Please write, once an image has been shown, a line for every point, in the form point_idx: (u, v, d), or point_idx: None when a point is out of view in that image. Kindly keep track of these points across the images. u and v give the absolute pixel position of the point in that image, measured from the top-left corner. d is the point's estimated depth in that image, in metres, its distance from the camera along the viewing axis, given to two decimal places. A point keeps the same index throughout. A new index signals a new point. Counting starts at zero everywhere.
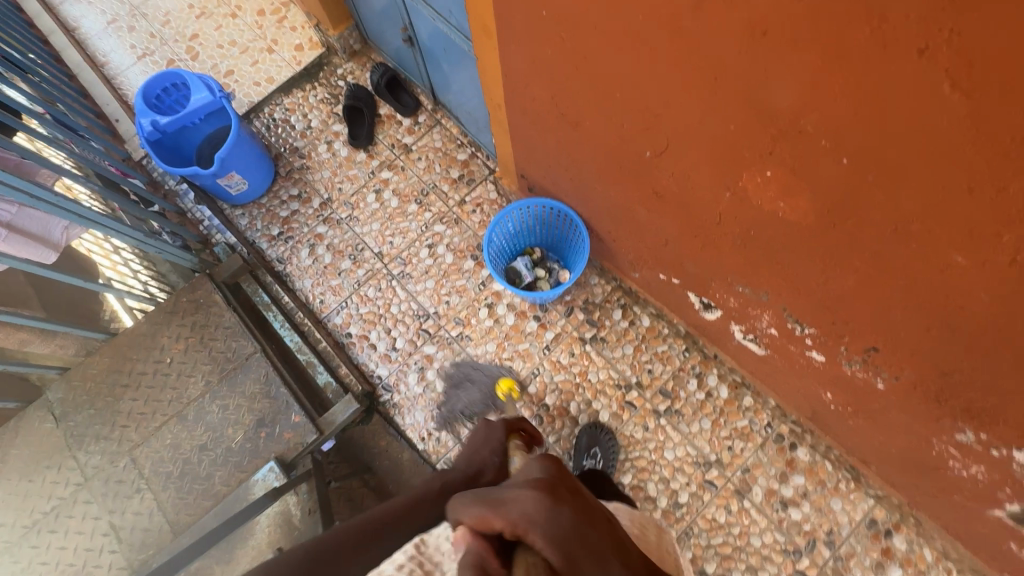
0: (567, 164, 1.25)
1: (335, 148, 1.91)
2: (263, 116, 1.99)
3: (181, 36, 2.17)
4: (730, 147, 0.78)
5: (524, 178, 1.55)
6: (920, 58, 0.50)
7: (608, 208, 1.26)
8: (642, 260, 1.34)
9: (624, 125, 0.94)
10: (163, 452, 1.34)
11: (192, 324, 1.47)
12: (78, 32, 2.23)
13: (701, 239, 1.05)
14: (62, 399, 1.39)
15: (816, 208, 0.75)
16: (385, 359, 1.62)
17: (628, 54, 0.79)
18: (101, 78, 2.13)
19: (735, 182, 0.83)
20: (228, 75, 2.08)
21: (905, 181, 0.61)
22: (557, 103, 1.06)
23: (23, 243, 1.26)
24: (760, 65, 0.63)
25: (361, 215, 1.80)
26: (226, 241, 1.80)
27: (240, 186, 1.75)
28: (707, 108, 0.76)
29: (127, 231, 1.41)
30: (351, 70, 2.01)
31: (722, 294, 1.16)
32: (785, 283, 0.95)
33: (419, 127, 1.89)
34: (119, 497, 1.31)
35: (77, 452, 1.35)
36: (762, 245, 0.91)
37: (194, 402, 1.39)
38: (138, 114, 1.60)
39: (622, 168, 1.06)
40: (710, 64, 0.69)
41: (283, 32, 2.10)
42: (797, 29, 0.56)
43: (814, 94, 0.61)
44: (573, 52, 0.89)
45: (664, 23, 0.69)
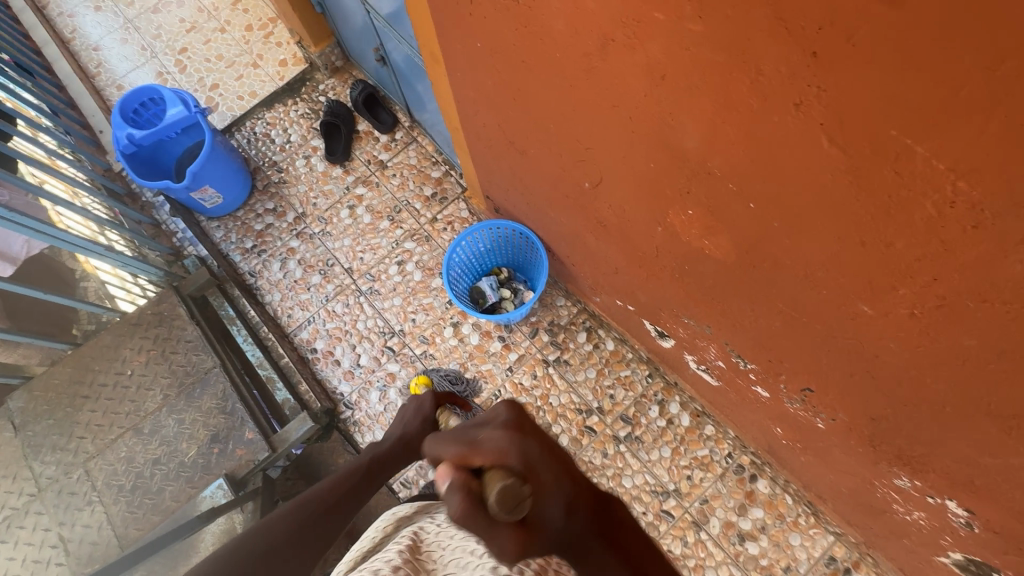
0: (522, 188, 1.24)
1: (312, 162, 1.92)
2: (245, 129, 2.02)
3: (170, 49, 2.21)
4: (654, 183, 0.77)
5: (490, 199, 1.55)
6: (797, 111, 0.49)
7: (563, 233, 1.25)
8: (599, 285, 1.33)
9: (562, 155, 0.94)
10: (116, 465, 1.35)
11: (155, 337, 1.48)
12: (72, 44, 2.29)
13: (645, 269, 1.03)
14: (22, 408, 1.40)
15: (736, 249, 0.74)
16: (349, 375, 1.62)
17: (554, 87, 0.79)
18: (90, 89, 2.18)
19: (664, 217, 0.83)
20: (213, 88, 2.11)
21: (807, 229, 0.59)
22: (504, 130, 1.06)
23: None
24: (665, 107, 0.63)
25: (334, 230, 1.81)
26: (198, 253, 1.82)
27: (215, 200, 1.77)
28: (629, 145, 0.75)
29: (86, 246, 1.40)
30: (332, 86, 2.03)
31: (672, 324, 1.15)
32: (722, 318, 0.93)
33: (396, 144, 1.90)
34: (70, 509, 1.32)
35: (33, 461, 1.36)
36: (697, 279, 0.90)
37: (151, 415, 1.39)
38: (115, 128, 1.64)
39: (568, 196, 1.06)
40: (623, 104, 0.68)
41: (269, 47, 2.13)
42: (690, 76, 0.56)
43: (714, 140, 0.60)
44: (509, 83, 0.89)
45: (578, 61, 0.69)
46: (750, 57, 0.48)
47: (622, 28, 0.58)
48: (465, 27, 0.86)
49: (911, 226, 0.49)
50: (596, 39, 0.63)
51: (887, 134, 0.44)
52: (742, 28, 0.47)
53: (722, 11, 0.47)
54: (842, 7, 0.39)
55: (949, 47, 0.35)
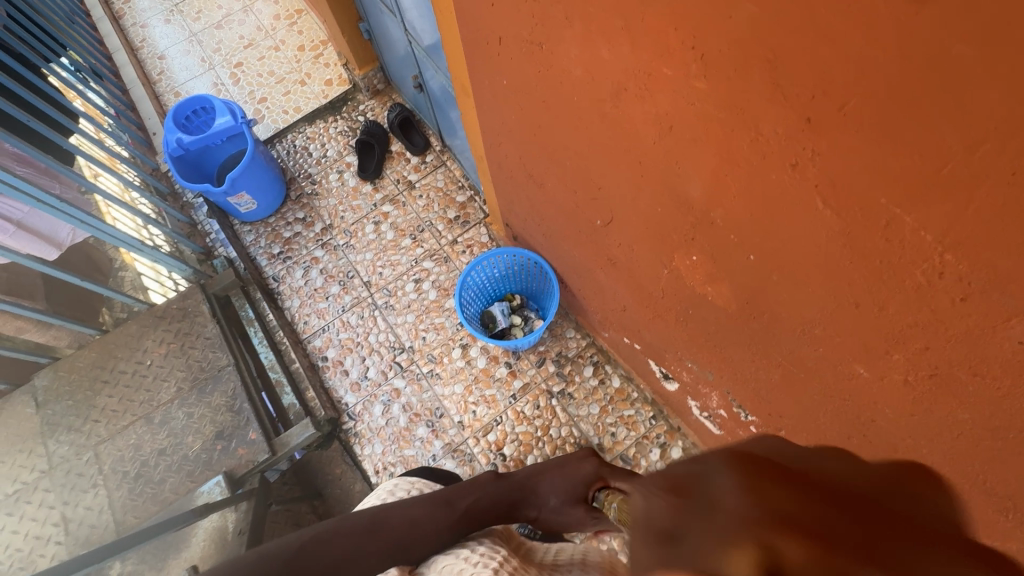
0: (539, 219, 1.27)
1: (345, 178, 2.01)
2: (286, 141, 2.13)
3: (228, 62, 2.37)
4: (661, 227, 0.79)
5: (510, 227, 1.58)
6: (794, 171, 0.50)
7: (575, 266, 1.27)
8: (609, 321, 1.34)
9: (576, 192, 0.97)
10: (124, 452, 1.39)
11: (176, 331, 1.55)
12: (140, 53, 2.48)
13: (651, 309, 1.04)
14: (46, 386, 1.47)
15: (737, 299, 0.74)
16: (355, 387, 1.65)
17: (571, 127, 0.82)
18: (150, 94, 2.34)
19: (670, 260, 0.84)
20: (261, 101, 2.24)
21: (804, 284, 0.59)
22: (525, 164, 1.09)
23: (29, 240, 1.29)
24: (672, 157, 0.65)
25: (357, 243, 1.87)
26: (228, 255, 1.89)
27: (249, 206, 1.86)
28: (638, 189, 0.77)
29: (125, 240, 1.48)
30: (372, 107, 2.13)
31: (677, 367, 1.14)
32: (724, 366, 0.93)
33: (425, 166, 1.98)
34: (75, 490, 1.36)
35: (49, 440, 1.42)
36: (700, 324, 0.90)
37: (163, 405, 1.44)
38: (167, 132, 1.75)
39: (582, 232, 1.08)
40: (634, 149, 0.71)
41: (317, 67, 2.26)
42: (694, 128, 0.58)
43: (717, 191, 0.62)
44: (530, 119, 0.92)
45: (594, 107, 0.72)
46: (749, 116, 0.50)
47: (634, 79, 0.61)
48: (494, 65, 0.91)
49: (902, 292, 0.49)
50: (611, 87, 0.66)
51: (876, 201, 0.45)
52: (742, 90, 0.49)
53: (724, 73, 0.49)
54: (831, 80, 0.40)
55: (928, 124, 0.36)
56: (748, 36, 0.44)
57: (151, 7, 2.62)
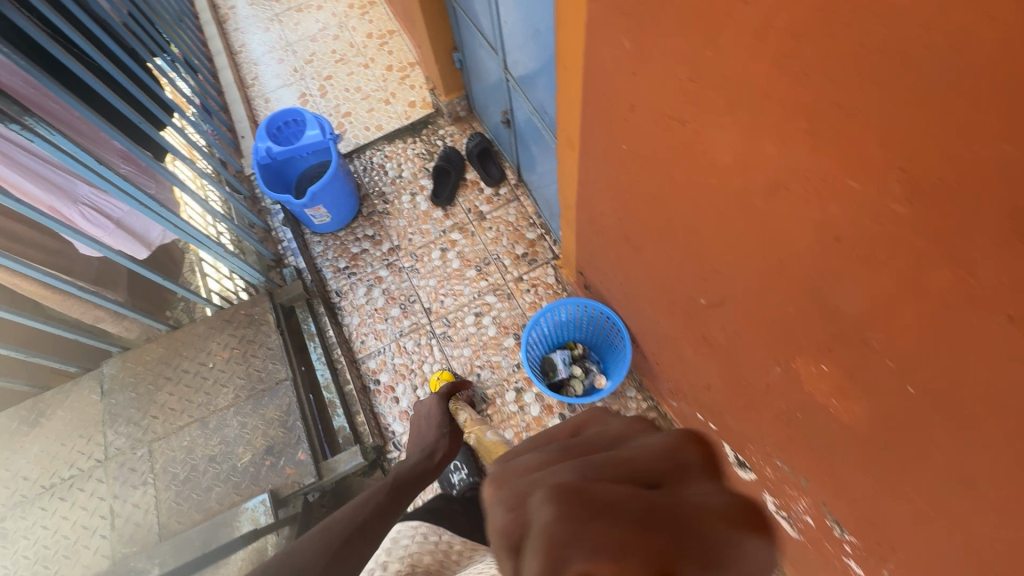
0: (624, 279, 1.22)
1: (417, 201, 2.02)
2: (364, 158, 2.16)
3: (318, 74, 2.45)
4: (787, 328, 0.73)
5: (583, 275, 1.54)
6: (1011, 324, 0.43)
7: (656, 332, 1.21)
8: (682, 391, 1.26)
9: (683, 267, 0.91)
10: (176, 453, 1.40)
11: (241, 336, 1.56)
12: (239, 57, 2.61)
13: (744, 398, 0.97)
14: (112, 375, 1.51)
15: (873, 422, 0.66)
16: (404, 416, 1.61)
17: (697, 208, 0.77)
18: (243, 97, 2.45)
19: (788, 360, 0.77)
20: (345, 115, 2.30)
21: (981, 436, 0.52)
22: (623, 224, 1.05)
23: (124, 238, 1.30)
24: (829, 266, 0.59)
25: (422, 268, 1.87)
26: (296, 265, 1.91)
27: (323, 219, 1.88)
28: (768, 283, 0.71)
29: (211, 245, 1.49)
30: (451, 133, 2.16)
31: (759, 460, 1.05)
32: (827, 479, 0.84)
33: (498, 198, 1.97)
34: (125, 485, 1.37)
35: (108, 429, 1.44)
36: (808, 430, 0.82)
37: (219, 411, 1.45)
38: (257, 140, 1.81)
39: (676, 304, 1.02)
40: (777, 246, 0.65)
41: (402, 88, 2.31)
42: (874, 246, 0.51)
43: (884, 313, 0.55)
44: (645, 186, 0.88)
45: (736, 196, 0.67)
46: (963, 254, 0.44)
47: (801, 181, 0.56)
48: (615, 128, 0.87)
49: None
50: (765, 182, 0.61)
51: None
52: (962, 227, 0.42)
53: (941, 203, 0.43)
54: None
55: None
56: (991, 175, 0.38)
57: (254, 15, 2.76)
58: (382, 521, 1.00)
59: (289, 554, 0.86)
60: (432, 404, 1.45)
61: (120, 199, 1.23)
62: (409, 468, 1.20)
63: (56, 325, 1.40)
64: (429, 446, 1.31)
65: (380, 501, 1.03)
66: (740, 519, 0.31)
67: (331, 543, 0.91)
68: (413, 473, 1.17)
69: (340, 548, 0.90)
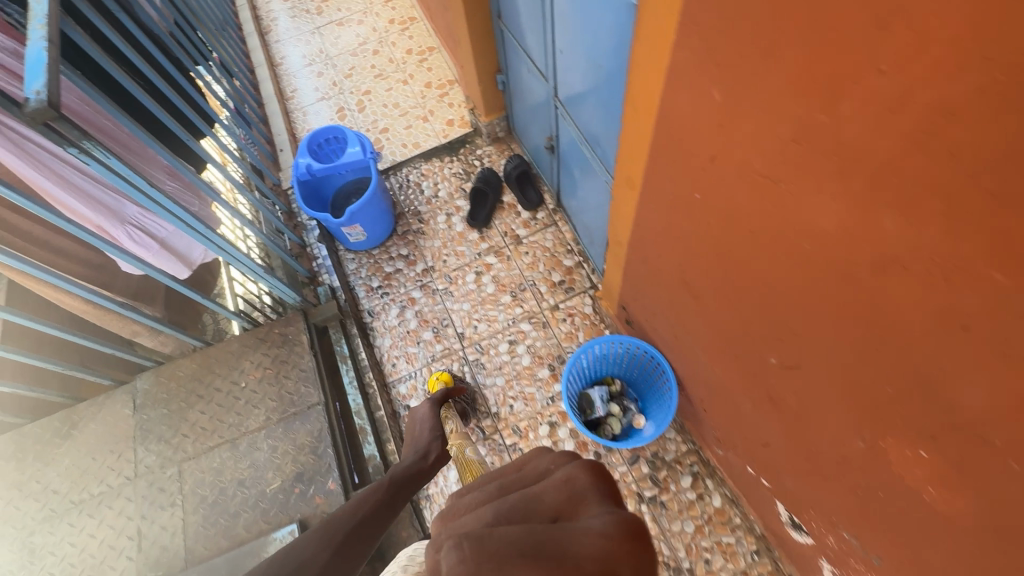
0: (675, 322, 1.17)
1: (453, 221, 1.99)
2: (400, 175, 2.15)
3: (356, 89, 2.46)
4: (877, 406, 0.67)
5: (625, 310, 1.49)
6: None
7: (708, 379, 1.16)
8: (730, 441, 1.21)
9: (751, 324, 0.86)
10: (206, 474, 1.38)
11: (274, 356, 1.54)
12: (279, 68, 2.63)
13: (809, 463, 0.91)
14: (145, 390, 1.50)
15: (976, 519, 0.60)
16: None
17: (778, 269, 0.73)
18: (283, 110, 2.46)
19: (873, 437, 0.71)
20: (383, 131, 2.29)
21: None
22: (682, 271, 1.00)
23: (167, 258, 1.29)
24: (944, 354, 0.54)
25: (456, 291, 1.83)
26: (331, 283, 1.90)
27: (359, 237, 1.86)
28: (858, 357, 0.66)
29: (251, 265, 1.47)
30: (489, 153, 2.13)
31: (820, 526, 0.99)
32: (906, 563, 0.78)
33: (536, 223, 1.93)
34: (154, 505, 1.35)
35: (139, 446, 1.43)
36: (888, 511, 0.76)
37: (250, 433, 1.43)
38: (299, 157, 1.81)
39: (736, 358, 0.97)
40: (876, 323, 0.60)
41: (441, 106, 2.30)
42: (1008, 344, 0.46)
43: (1010, 413, 0.50)
44: (716, 239, 0.84)
45: (832, 265, 0.62)
46: None
47: (919, 263, 0.51)
48: (685, 177, 0.84)
49: None
50: (871, 256, 0.56)
51: None
52: None
53: None
54: None
55: None
56: None
57: (296, 27, 2.78)
58: (385, 514, 0.95)
59: (289, 545, 0.82)
60: (425, 408, 1.35)
61: (167, 220, 1.22)
62: (402, 470, 1.08)
63: (92, 340, 1.40)
64: (422, 446, 1.19)
65: (379, 499, 0.96)
66: (620, 539, 0.39)
67: (333, 539, 0.85)
68: (408, 475, 1.06)
69: (340, 543, 0.85)
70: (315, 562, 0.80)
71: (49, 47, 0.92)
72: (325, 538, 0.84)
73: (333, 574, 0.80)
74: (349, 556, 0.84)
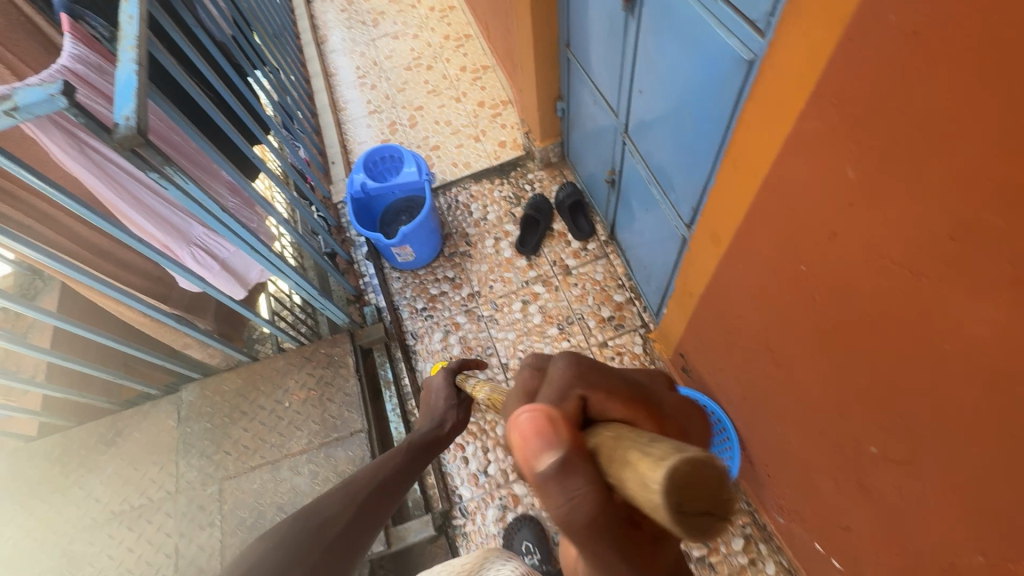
0: (748, 384, 1.11)
1: (501, 246, 1.96)
2: (449, 195, 2.12)
3: (409, 104, 2.45)
4: (1015, 529, 0.60)
5: (683, 357, 1.43)
6: None
7: (779, 448, 1.09)
8: (798, 513, 1.13)
9: (852, 407, 0.80)
10: (246, 495, 1.36)
11: (319, 377, 1.52)
12: (334, 79, 2.65)
13: (902, 561, 0.84)
14: (190, 402, 1.50)
15: None
16: (473, 480, 1.53)
17: (903, 363, 0.66)
18: (336, 122, 2.47)
19: (1001, 559, 0.64)
20: (434, 149, 2.28)
21: None
22: (768, 337, 0.94)
23: (225, 278, 1.27)
24: None
25: (501, 319, 1.80)
26: (376, 303, 1.88)
27: (407, 257, 1.84)
28: (998, 474, 0.59)
29: (307, 288, 1.44)
30: (541, 178, 2.10)
31: None
32: None
33: (586, 253, 1.88)
34: (193, 523, 1.34)
35: (181, 460, 1.43)
36: None
37: (291, 456, 1.41)
38: (354, 173, 1.80)
39: (825, 436, 0.90)
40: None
41: (493, 126, 2.28)
42: None
43: None
44: (821, 315, 0.78)
45: (983, 374, 0.56)
46: None
47: None
48: (792, 247, 0.78)
49: None
50: None
51: None
52: None
53: None
54: None
55: None
56: None
57: (353, 39, 2.80)
58: (404, 479, 1.04)
59: (315, 505, 0.90)
60: (438, 378, 1.31)
61: (229, 241, 1.20)
62: (419, 436, 1.17)
63: (144, 351, 1.39)
64: (437, 414, 1.25)
65: (398, 462, 1.06)
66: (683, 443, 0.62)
67: (354, 498, 0.94)
68: (423, 443, 1.14)
69: (365, 502, 0.94)
70: (342, 517, 0.89)
71: (137, 70, 0.91)
72: (349, 496, 0.94)
73: (350, 536, 0.87)
74: (365, 522, 0.91)
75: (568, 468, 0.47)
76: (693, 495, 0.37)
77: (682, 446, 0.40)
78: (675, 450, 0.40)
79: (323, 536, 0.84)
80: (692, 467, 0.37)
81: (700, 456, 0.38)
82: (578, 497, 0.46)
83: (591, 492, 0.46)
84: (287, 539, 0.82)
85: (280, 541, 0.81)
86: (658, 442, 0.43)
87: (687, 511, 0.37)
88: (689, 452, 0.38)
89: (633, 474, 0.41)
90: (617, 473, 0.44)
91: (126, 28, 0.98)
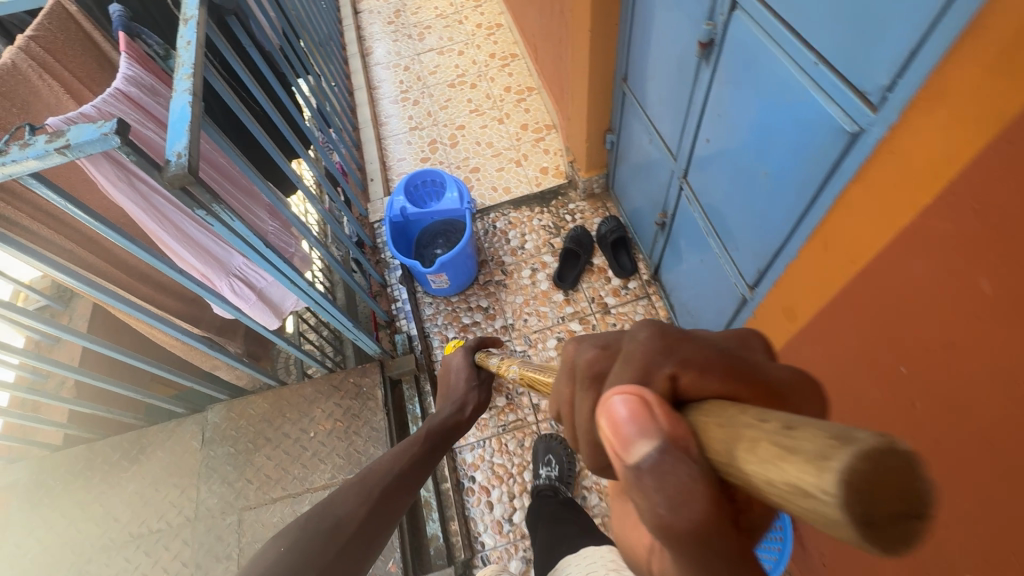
0: None
1: (538, 278, 1.89)
2: (487, 220, 2.07)
3: (450, 122, 2.42)
4: None
5: None
6: None
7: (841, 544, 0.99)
8: None
9: None
10: (264, 528, 1.32)
11: (346, 408, 1.48)
12: (377, 93, 2.63)
13: None
14: (216, 424, 1.47)
15: None
16: (497, 528, 1.46)
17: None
18: (376, 137, 2.45)
19: None
20: (473, 170, 2.23)
21: None
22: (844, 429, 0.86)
23: (261, 309, 1.23)
24: None
25: (535, 356, 1.73)
26: (407, 330, 1.84)
27: (442, 284, 1.78)
28: None
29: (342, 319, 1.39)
30: (582, 209, 2.04)
31: None
32: None
33: (627, 292, 1.81)
34: (209, 554, 1.30)
35: (203, 485, 1.39)
36: None
37: (313, 491, 1.36)
38: (395, 198, 1.77)
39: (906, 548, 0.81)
40: None
41: (536, 151, 2.22)
42: None
43: None
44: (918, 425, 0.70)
45: None
46: None
47: None
48: (890, 345, 0.70)
49: None
50: None
51: None
52: None
53: None
54: None
55: None
56: None
57: (398, 53, 2.79)
58: (422, 472, 0.97)
59: (328, 499, 0.83)
60: (458, 356, 1.31)
61: (267, 272, 1.16)
62: (440, 421, 1.13)
63: (173, 372, 1.36)
64: (459, 397, 1.23)
65: (416, 451, 0.99)
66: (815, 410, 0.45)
67: (370, 492, 0.86)
68: (442, 430, 1.10)
69: (378, 499, 0.86)
70: (356, 516, 0.82)
71: (194, 101, 0.88)
72: (363, 488, 0.87)
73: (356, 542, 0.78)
74: (384, 517, 0.85)
75: (670, 460, 0.35)
76: (883, 500, 0.21)
77: (847, 428, 0.24)
78: (837, 437, 0.24)
79: (338, 535, 0.78)
80: (877, 466, 0.21)
81: (887, 444, 0.22)
82: (681, 495, 0.34)
83: (700, 488, 0.34)
84: (300, 538, 0.75)
85: (292, 542, 0.75)
86: (804, 424, 0.27)
87: (875, 530, 0.22)
88: (864, 438, 0.23)
89: (776, 474, 0.27)
90: (741, 464, 0.31)
91: (184, 54, 0.95)
